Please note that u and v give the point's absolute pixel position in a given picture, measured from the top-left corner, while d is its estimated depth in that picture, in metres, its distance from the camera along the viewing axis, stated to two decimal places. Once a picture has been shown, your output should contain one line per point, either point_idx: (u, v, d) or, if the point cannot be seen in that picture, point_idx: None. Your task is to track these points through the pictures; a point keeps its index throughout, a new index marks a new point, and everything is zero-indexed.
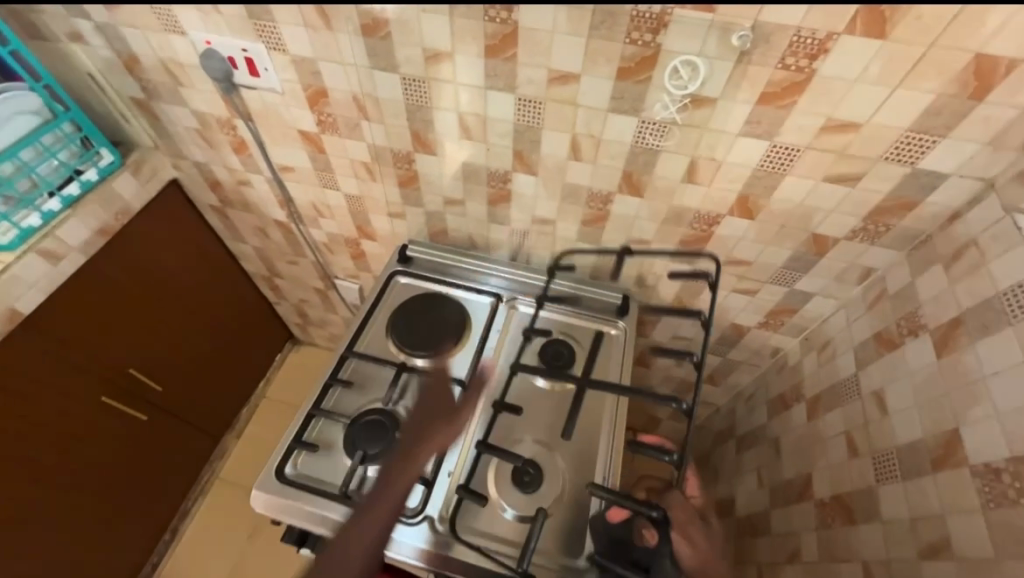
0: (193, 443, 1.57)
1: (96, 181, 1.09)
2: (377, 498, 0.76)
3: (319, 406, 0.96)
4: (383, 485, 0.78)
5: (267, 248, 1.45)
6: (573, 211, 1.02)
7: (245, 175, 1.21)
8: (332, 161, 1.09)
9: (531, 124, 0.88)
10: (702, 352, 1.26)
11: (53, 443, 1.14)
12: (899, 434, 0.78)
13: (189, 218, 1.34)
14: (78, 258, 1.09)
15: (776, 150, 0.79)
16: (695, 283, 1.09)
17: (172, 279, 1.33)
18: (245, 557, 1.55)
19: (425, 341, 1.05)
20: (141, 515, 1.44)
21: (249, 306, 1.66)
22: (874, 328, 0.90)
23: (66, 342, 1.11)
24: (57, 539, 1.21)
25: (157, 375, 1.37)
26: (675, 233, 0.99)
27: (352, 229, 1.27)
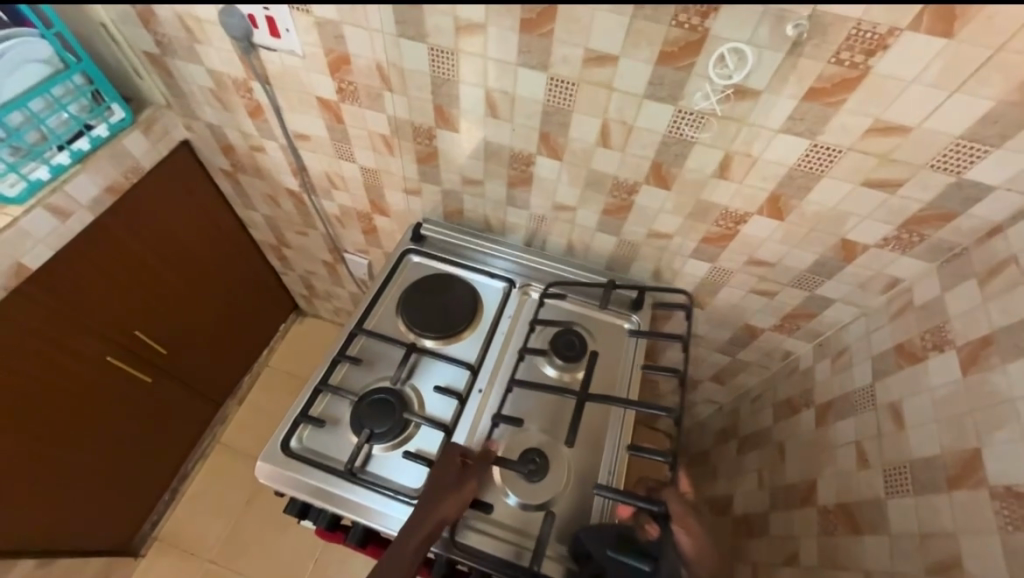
0: (195, 407, 1.58)
1: (106, 137, 1.06)
2: (425, 515, 0.77)
3: (327, 381, 0.95)
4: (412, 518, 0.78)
5: (277, 217, 1.43)
6: (595, 200, 0.99)
7: (259, 141, 1.18)
8: (350, 131, 1.05)
9: (561, 106, 0.85)
10: (712, 351, 1.25)
11: (58, 399, 1.14)
12: (914, 449, 0.77)
13: (199, 182, 1.31)
14: (87, 216, 1.07)
15: (816, 150, 0.76)
16: (713, 281, 1.06)
17: (180, 243, 1.31)
18: (242, 521, 1.58)
19: (436, 322, 1.03)
20: (142, 474, 1.46)
21: (256, 274, 1.64)
22: (896, 339, 0.89)
23: (73, 300, 1.10)
24: (61, 495, 1.22)
25: (162, 338, 1.36)
26: (698, 229, 0.96)
27: (365, 204, 1.25)
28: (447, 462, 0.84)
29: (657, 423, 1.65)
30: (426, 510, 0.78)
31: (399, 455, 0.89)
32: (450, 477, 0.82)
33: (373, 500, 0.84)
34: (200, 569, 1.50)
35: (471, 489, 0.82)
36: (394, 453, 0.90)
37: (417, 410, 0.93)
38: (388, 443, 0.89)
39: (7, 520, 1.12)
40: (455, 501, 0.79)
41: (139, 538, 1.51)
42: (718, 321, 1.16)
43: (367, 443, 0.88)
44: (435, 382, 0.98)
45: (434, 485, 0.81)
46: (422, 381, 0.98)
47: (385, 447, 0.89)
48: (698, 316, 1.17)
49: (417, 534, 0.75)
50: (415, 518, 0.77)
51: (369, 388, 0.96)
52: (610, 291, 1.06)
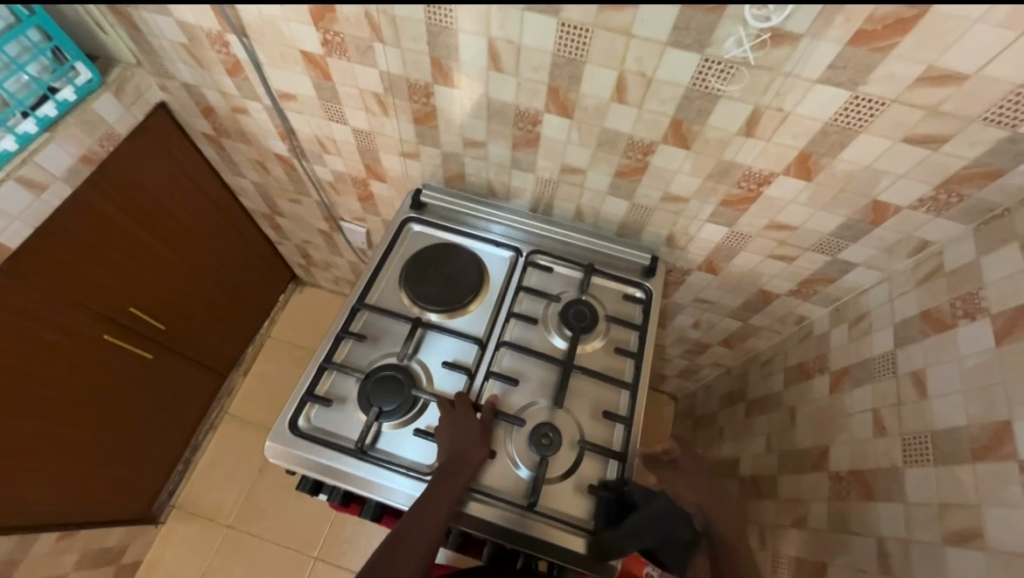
0: (199, 380, 1.57)
1: (74, 101, 0.98)
2: (459, 468, 0.79)
3: (331, 359, 0.92)
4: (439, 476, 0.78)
5: (267, 184, 1.35)
6: (607, 161, 0.92)
7: (241, 101, 1.08)
8: (340, 89, 0.96)
9: (572, 56, 0.76)
10: (722, 316, 1.22)
11: (61, 381, 1.12)
12: (937, 419, 0.76)
13: (181, 148, 1.22)
14: (64, 188, 1.00)
15: (858, 102, 0.69)
16: (729, 246, 1.01)
17: (167, 214, 1.24)
18: (256, 489, 1.61)
19: (441, 296, 0.99)
20: (153, 448, 1.47)
21: (251, 245, 1.59)
22: (921, 305, 0.85)
23: (60, 279, 1.05)
24: (76, 471, 1.22)
25: (159, 314, 1.32)
26: (717, 191, 0.90)
27: (360, 168, 1.17)
28: (458, 417, 0.84)
29: (663, 384, 1.65)
30: (457, 462, 0.80)
31: (408, 433, 0.88)
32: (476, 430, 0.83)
33: (385, 478, 0.83)
34: (221, 534, 1.55)
35: (486, 439, 0.83)
36: (403, 431, 0.88)
37: (425, 386, 0.91)
38: (397, 420, 0.87)
39: (24, 500, 1.13)
40: (473, 451, 0.81)
41: (158, 507, 1.55)
42: (732, 287, 1.12)
43: (376, 421, 0.86)
44: (441, 357, 0.95)
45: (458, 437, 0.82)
46: (429, 356, 0.95)
47: (394, 424, 0.88)
48: (711, 282, 1.12)
49: (455, 487, 0.78)
50: (447, 472, 0.78)
51: (375, 364, 0.93)
52: (590, 275, 1.03)
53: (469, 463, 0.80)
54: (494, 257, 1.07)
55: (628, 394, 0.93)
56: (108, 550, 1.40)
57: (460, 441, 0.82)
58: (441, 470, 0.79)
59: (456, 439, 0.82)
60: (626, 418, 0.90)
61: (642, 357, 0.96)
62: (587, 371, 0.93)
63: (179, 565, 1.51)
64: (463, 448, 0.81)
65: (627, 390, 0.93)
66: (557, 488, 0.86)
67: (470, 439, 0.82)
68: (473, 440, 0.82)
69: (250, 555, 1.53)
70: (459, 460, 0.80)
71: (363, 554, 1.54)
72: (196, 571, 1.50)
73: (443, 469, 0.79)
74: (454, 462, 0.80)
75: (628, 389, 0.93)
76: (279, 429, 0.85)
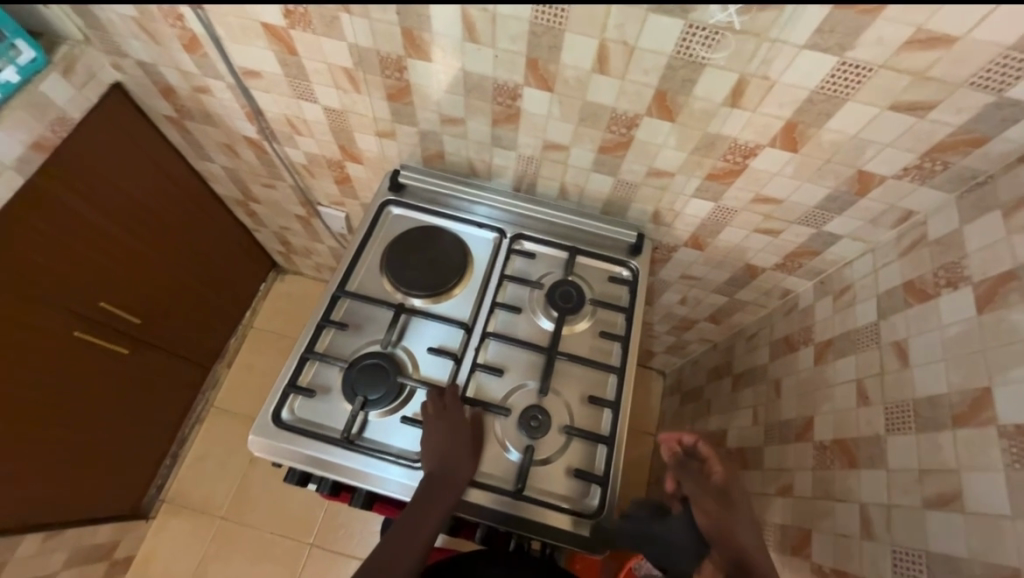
0: (181, 374, 1.53)
1: (17, 83, 0.90)
2: (445, 482, 0.77)
3: (313, 349, 0.90)
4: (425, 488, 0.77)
5: (238, 169, 1.29)
6: (590, 136, 0.89)
7: (202, 80, 1.02)
8: (307, 65, 0.91)
9: (551, 24, 0.72)
10: (709, 292, 1.22)
11: (33, 380, 1.08)
12: (918, 388, 0.77)
13: (143, 132, 1.16)
14: (16, 178, 0.95)
15: (844, 69, 0.67)
16: (716, 221, 1.00)
17: (132, 204, 1.18)
18: (248, 480, 1.60)
19: (424, 281, 0.97)
20: (137, 444, 1.44)
21: (226, 233, 1.53)
22: (905, 276, 0.85)
23: (21, 276, 1.00)
24: (57, 470, 1.19)
25: (133, 308, 1.28)
26: (703, 165, 0.88)
27: (334, 150, 1.12)
28: (441, 425, 0.82)
29: (651, 361, 1.66)
30: (445, 484, 0.77)
31: (396, 420, 0.87)
32: (467, 448, 0.81)
33: (373, 467, 0.82)
34: (214, 525, 1.54)
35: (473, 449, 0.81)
36: (391, 419, 0.87)
37: (411, 372, 0.90)
38: (383, 409, 0.86)
39: (4, 502, 1.10)
40: (459, 461, 0.79)
41: (147, 502, 1.53)
42: (718, 262, 1.11)
43: (362, 410, 0.85)
44: (427, 343, 0.93)
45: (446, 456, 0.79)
46: (414, 342, 0.93)
47: (380, 413, 0.86)
48: (697, 258, 1.11)
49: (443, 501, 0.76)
50: (434, 493, 0.76)
51: (359, 353, 0.91)
52: (575, 256, 1.01)
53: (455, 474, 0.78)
54: (478, 240, 1.04)
55: (615, 378, 0.93)
56: (97, 548, 1.38)
57: (445, 451, 0.80)
58: (428, 484, 0.77)
59: (440, 450, 0.80)
60: (611, 403, 0.89)
61: (628, 339, 0.95)
62: (574, 356, 0.92)
63: (173, 557, 1.51)
64: (449, 459, 0.79)
65: (614, 374, 0.92)
66: (546, 468, 0.86)
67: (456, 450, 0.80)
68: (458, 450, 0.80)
69: (245, 545, 1.53)
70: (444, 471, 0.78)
71: (359, 538, 1.56)
72: (192, 561, 1.50)
73: (429, 490, 0.77)
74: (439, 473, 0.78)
75: (615, 373, 0.92)
76: (262, 422, 0.83)
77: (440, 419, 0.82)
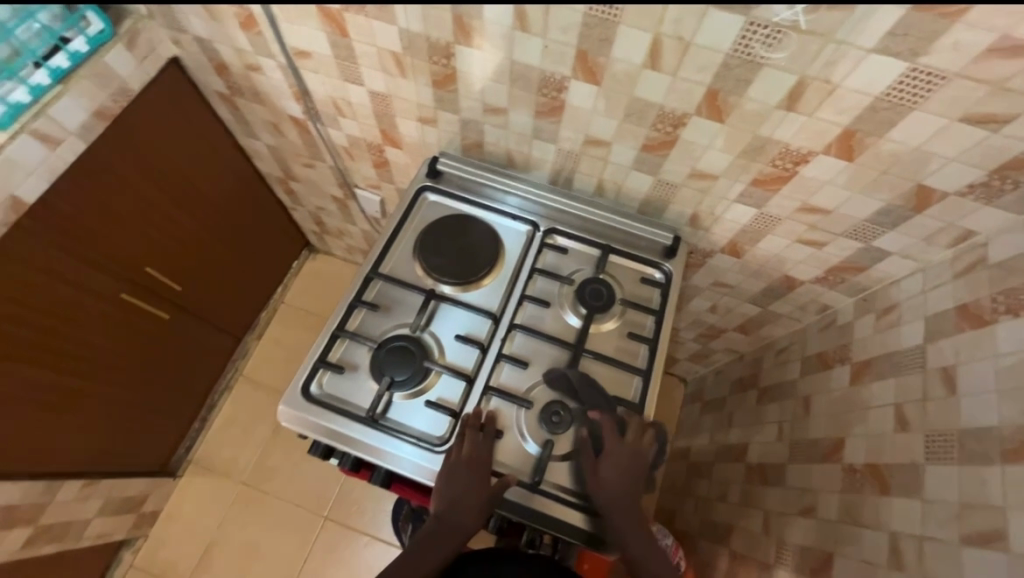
0: (215, 343, 1.60)
1: (86, 53, 0.95)
2: (454, 527, 0.76)
3: (344, 327, 0.92)
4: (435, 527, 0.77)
5: (281, 147, 1.33)
6: (634, 133, 0.87)
7: (255, 59, 1.05)
8: (357, 47, 0.92)
9: (605, 16, 0.71)
10: (741, 301, 1.18)
11: (82, 337, 1.14)
12: (964, 417, 0.73)
13: (196, 106, 1.20)
14: (79, 144, 0.99)
15: (915, 75, 0.64)
16: (757, 228, 0.97)
17: (181, 176, 1.23)
18: (270, 449, 1.66)
19: (455, 268, 0.98)
20: (171, 405, 1.51)
21: (265, 209, 1.58)
22: (958, 299, 0.81)
23: (77, 237, 1.05)
24: (98, 424, 1.26)
25: (174, 275, 1.33)
26: (749, 169, 0.85)
27: (375, 134, 1.13)
28: (460, 468, 0.79)
29: (673, 367, 1.63)
30: (456, 533, 0.76)
31: (419, 404, 0.88)
32: (481, 500, 0.77)
33: (395, 447, 0.83)
34: (235, 489, 1.61)
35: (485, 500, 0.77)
36: (414, 401, 0.88)
37: (438, 358, 0.91)
38: (408, 391, 0.87)
39: (49, 448, 1.17)
40: (470, 511, 0.76)
41: (175, 462, 1.61)
42: (755, 271, 1.08)
43: (388, 391, 0.86)
44: (454, 331, 0.94)
45: (459, 505, 0.76)
46: (441, 329, 0.94)
47: (405, 395, 0.88)
48: (733, 265, 1.08)
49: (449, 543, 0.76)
50: (446, 531, 0.76)
51: (388, 335, 0.92)
52: (607, 255, 1.00)
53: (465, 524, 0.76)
54: (510, 232, 1.04)
55: (640, 381, 0.92)
56: (129, 500, 1.45)
57: (459, 498, 0.77)
58: (437, 523, 0.76)
59: (453, 496, 0.77)
60: (634, 405, 0.88)
61: (656, 343, 0.94)
62: (600, 355, 0.91)
63: (196, 516, 1.58)
64: (462, 506, 0.76)
65: (639, 377, 0.91)
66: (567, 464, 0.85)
67: (470, 499, 0.77)
68: (472, 501, 0.77)
69: (263, 510, 1.59)
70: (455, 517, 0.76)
71: (370, 515, 1.60)
72: (213, 521, 1.57)
73: (441, 527, 0.76)
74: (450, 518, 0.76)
75: (640, 375, 0.91)
76: (292, 394, 0.85)
77: (463, 462, 0.79)
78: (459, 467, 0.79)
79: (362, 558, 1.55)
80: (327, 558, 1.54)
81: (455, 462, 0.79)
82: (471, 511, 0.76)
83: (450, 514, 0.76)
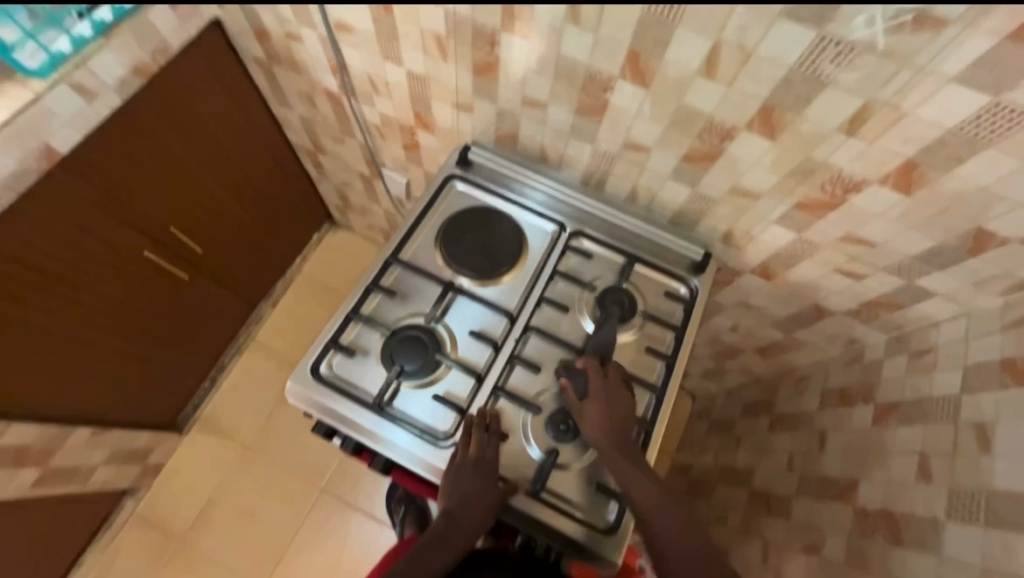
0: (230, 307, 1.61)
1: (130, 8, 0.94)
2: (461, 524, 0.75)
3: (359, 310, 0.91)
4: (442, 523, 0.75)
5: (314, 120, 1.32)
6: (676, 142, 0.83)
7: (296, 28, 1.03)
8: (400, 26, 0.89)
9: (664, 16, 0.68)
10: (764, 324, 1.14)
11: (104, 289, 1.15)
12: (996, 479, 0.69)
13: (232, 71, 1.19)
14: (115, 98, 0.98)
15: (994, 112, 0.60)
16: (793, 253, 0.92)
17: (212, 140, 1.23)
18: (274, 417, 1.68)
19: (476, 262, 0.96)
20: (184, 365, 1.53)
21: (291, 180, 1.58)
22: (1004, 352, 0.76)
23: (106, 190, 1.06)
24: (111, 375, 1.29)
25: (198, 238, 1.34)
26: (795, 192, 0.81)
27: (409, 116, 1.11)
28: (470, 466, 0.78)
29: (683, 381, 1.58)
30: (466, 531, 0.75)
31: (427, 396, 0.87)
32: (490, 499, 0.76)
33: (398, 436, 0.83)
34: (237, 452, 1.63)
35: (492, 499, 0.76)
36: (422, 393, 0.87)
37: (450, 351, 0.89)
38: (417, 381, 0.86)
39: (63, 394, 1.20)
40: (478, 509, 0.75)
41: (183, 419, 1.64)
42: (784, 296, 1.03)
43: (397, 379, 0.85)
44: (469, 326, 0.92)
45: (468, 501, 0.75)
46: (456, 322, 0.92)
47: (414, 385, 0.87)
48: (762, 288, 1.04)
49: (457, 539, 0.75)
50: (453, 528, 0.75)
51: (402, 322, 0.91)
52: (631, 265, 0.97)
53: (474, 521, 0.75)
54: (536, 230, 1.01)
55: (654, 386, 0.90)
56: (137, 451, 1.49)
57: (470, 495, 0.76)
58: (446, 520, 0.75)
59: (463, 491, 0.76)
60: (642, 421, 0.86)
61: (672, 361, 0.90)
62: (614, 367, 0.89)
63: (196, 475, 1.61)
64: (471, 503, 0.75)
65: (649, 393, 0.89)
66: (568, 472, 0.84)
67: (481, 496, 0.76)
68: (482, 498, 0.76)
69: (262, 476, 1.61)
70: (465, 514, 0.75)
71: (365, 492, 1.61)
72: (213, 482, 1.60)
73: (449, 524, 0.75)
74: (459, 514, 0.75)
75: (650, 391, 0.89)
76: (303, 371, 0.85)
77: (474, 457, 0.78)
78: (470, 462, 0.78)
79: (354, 534, 1.57)
80: (320, 530, 1.57)
81: (466, 456, 0.79)
82: (481, 508, 0.75)
83: (460, 513, 0.75)
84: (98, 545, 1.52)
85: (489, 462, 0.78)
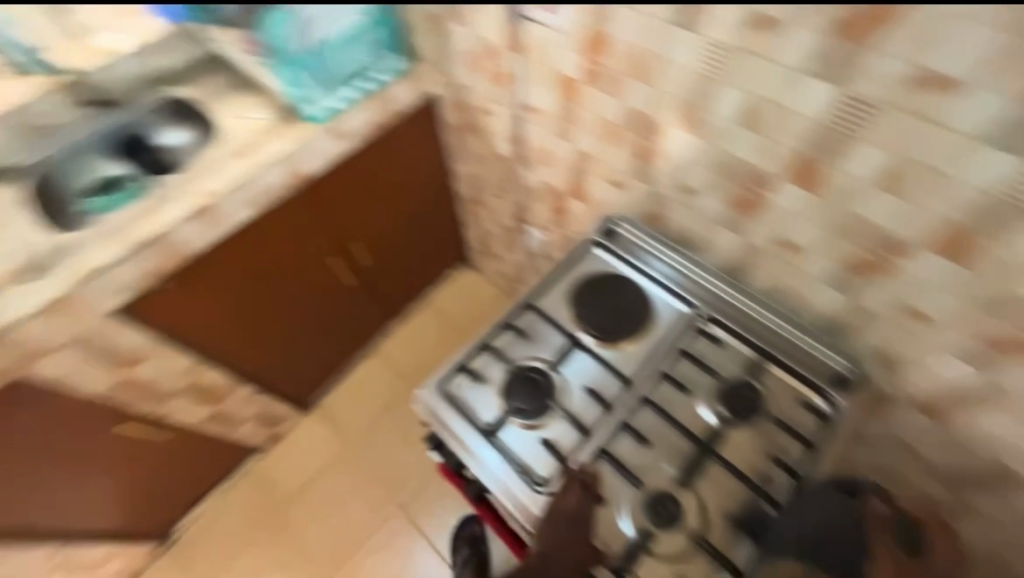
0: (372, 316, 1.88)
1: (383, 82, 1.28)
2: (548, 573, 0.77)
3: (490, 342, 1.00)
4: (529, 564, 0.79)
5: (482, 177, 1.55)
6: (837, 249, 0.82)
7: (490, 104, 1.25)
8: (581, 113, 1.04)
9: (844, 130, 0.71)
10: (922, 473, 0.95)
11: (299, 280, 1.45)
12: None
13: (427, 133, 1.46)
14: (353, 143, 1.28)
15: None
16: (968, 395, 0.81)
17: (406, 182, 1.53)
18: (379, 423, 1.87)
19: (603, 324, 1.00)
20: (327, 356, 1.81)
21: (445, 221, 1.84)
22: None
23: (327, 208, 1.36)
24: (281, 349, 1.57)
25: (370, 255, 1.64)
26: (976, 326, 0.74)
27: (566, 185, 1.26)
28: (561, 520, 0.78)
29: None
30: None
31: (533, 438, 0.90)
32: (577, 559, 0.77)
33: (499, 468, 0.87)
34: (342, 443, 1.84)
35: (582, 559, 0.77)
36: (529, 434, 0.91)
37: (563, 402, 0.93)
38: (527, 421, 0.91)
39: (247, 357, 1.48)
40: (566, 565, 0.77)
41: (310, 402, 1.89)
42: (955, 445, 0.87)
43: (510, 413, 0.91)
44: (585, 382, 0.95)
45: (557, 555, 0.77)
46: (573, 376, 0.96)
47: (524, 424, 0.91)
48: (930, 429, 0.89)
49: None
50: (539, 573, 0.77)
51: (524, 362, 0.98)
52: (763, 364, 0.94)
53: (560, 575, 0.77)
54: (669, 308, 1.03)
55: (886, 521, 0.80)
56: (274, 418, 1.76)
57: (560, 551, 0.77)
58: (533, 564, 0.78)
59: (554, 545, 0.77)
60: (754, 534, 0.80)
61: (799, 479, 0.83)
62: (730, 466, 0.85)
63: (305, 455, 1.82)
64: (561, 558, 0.77)
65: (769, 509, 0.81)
66: (658, 562, 0.80)
67: (570, 554, 0.77)
68: (571, 557, 0.77)
69: (358, 472, 1.79)
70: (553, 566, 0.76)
71: (435, 522, 1.69)
72: (318, 463, 1.81)
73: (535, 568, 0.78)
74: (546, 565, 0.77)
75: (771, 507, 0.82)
76: (433, 385, 0.95)
77: (569, 515, 0.78)
78: (564, 519, 0.78)
79: (420, 555, 1.65)
80: (390, 544, 1.68)
81: (560, 511, 0.79)
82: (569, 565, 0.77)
83: (548, 564, 0.77)
84: (225, 486, 1.76)
85: (581, 523, 0.78)
